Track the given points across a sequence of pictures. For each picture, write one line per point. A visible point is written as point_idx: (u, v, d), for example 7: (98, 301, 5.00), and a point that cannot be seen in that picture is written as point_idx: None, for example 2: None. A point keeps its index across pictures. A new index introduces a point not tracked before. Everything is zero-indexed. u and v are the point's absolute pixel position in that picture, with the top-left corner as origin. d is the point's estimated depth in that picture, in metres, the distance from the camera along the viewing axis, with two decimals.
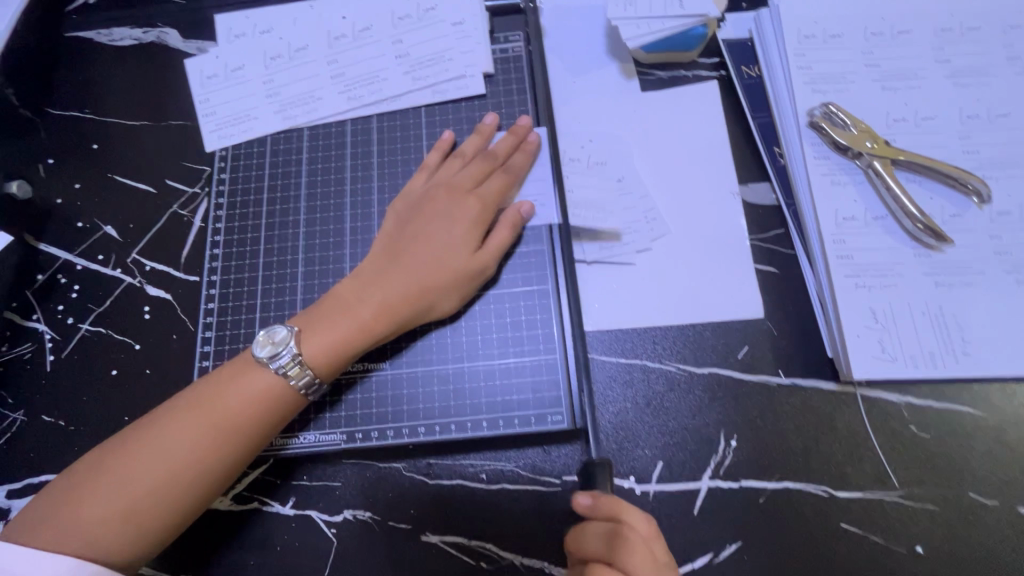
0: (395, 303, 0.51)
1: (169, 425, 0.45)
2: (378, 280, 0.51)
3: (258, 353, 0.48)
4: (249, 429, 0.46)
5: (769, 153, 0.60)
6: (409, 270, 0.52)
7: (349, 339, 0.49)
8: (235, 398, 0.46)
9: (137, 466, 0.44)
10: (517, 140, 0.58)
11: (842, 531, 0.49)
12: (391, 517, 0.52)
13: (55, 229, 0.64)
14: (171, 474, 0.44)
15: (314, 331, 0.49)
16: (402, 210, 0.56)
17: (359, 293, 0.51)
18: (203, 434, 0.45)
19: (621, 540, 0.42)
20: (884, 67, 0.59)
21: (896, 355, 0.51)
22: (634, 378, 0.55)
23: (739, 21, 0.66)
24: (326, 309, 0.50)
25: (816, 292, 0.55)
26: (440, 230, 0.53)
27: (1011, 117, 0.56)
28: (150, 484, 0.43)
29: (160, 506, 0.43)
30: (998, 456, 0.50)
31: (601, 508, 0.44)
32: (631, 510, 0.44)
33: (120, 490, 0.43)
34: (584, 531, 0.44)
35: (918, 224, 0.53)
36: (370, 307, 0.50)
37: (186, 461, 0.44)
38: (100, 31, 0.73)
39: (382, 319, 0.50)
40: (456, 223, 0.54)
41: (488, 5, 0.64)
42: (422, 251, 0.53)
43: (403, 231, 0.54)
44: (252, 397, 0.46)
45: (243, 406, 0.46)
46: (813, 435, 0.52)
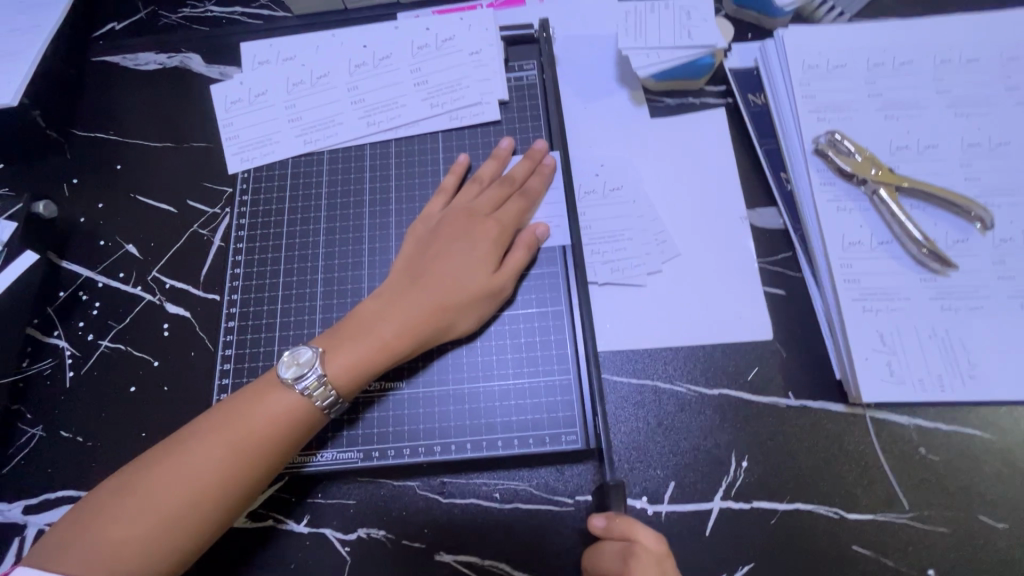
0: (417, 323, 0.52)
1: (192, 445, 0.46)
2: (401, 301, 0.52)
3: (282, 373, 0.49)
4: (270, 449, 0.47)
5: (776, 179, 0.62)
6: (430, 291, 0.53)
7: (372, 358, 0.50)
8: (259, 416, 0.47)
9: (163, 485, 0.44)
10: (534, 164, 0.60)
11: (853, 553, 0.49)
12: (405, 536, 0.52)
13: (77, 248, 0.66)
14: (196, 494, 0.45)
15: (338, 351, 0.50)
16: (420, 233, 0.58)
17: (382, 312, 0.52)
18: (226, 453, 0.46)
19: (632, 560, 0.44)
20: (886, 96, 0.61)
21: (904, 377, 0.52)
22: (646, 399, 0.55)
23: (744, 51, 0.68)
24: (350, 328, 0.51)
25: (824, 316, 0.56)
26: (460, 253, 0.55)
27: (1010, 146, 0.58)
28: (175, 504, 0.44)
29: (185, 525, 0.44)
30: (1006, 478, 0.51)
31: (615, 530, 0.46)
32: (643, 529, 0.46)
33: (143, 509, 0.44)
34: (601, 553, 0.46)
35: (922, 249, 0.55)
36: (392, 327, 0.51)
37: (209, 480, 0.45)
38: (126, 55, 0.75)
39: (404, 339, 0.51)
40: (475, 246, 0.55)
41: (503, 35, 0.66)
42: (442, 273, 0.54)
43: (423, 253, 0.56)
44: (275, 416, 0.47)
45: (267, 425, 0.47)
46: (823, 457, 0.52)
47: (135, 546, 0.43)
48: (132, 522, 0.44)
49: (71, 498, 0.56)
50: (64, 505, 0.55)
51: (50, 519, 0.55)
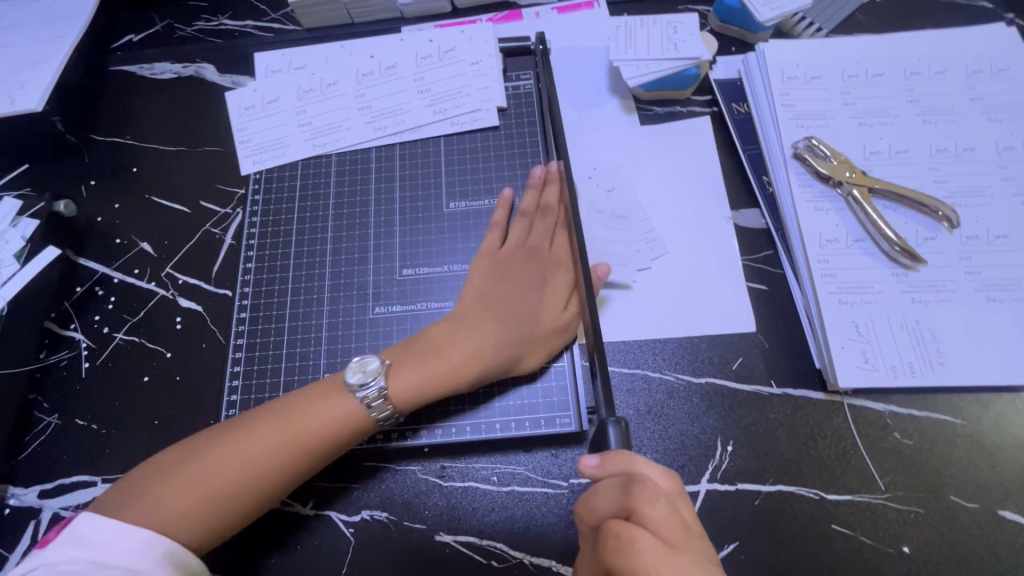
0: (483, 351, 0.54)
1: (248, 436, 0.49)
2: (475, 330, 0.55)
3: (349, 379, 0.52)
4: (327, 441, 0.50)
5: (758, 182, 0.66)
6: (500, 323, 0.56)
7: (434, 382, 0.53)
8: (317, 419, 0.50)
9: (216, 467, 0.47)
10: (543, 180, 0.63)
11: (832, 532, 0.52)
12: (407, 518, 0.55)
13: (94, 245, 0.69)
14: (253, 481, 0.48)
15: (405, 369, 0.53)
16: (487, 260, 0.60)
17: (454, 341, 0.55)
18: (278, 446, 0.48)
19: (638, 489, 0.39)
20: (860, 105, 0.66)
21: (878, 365, 0.55)
22: (636, 387, 0.58)
23: (728, 63, 0.73)
24: (417, 351, 0.54)
25: (804, 309, 0.60)
26: (528, 291, 0.58)
27: (976, 151, 0.62)
28: (226, 487, 0.47)
29: (235, 504, 0.47)
30: (976, 461, 0.54)
31: (612, 464, 0.41)
32: (646, 464, 0.41)
33: (198, 488, 0.46)
34: (597, 491, 0.41)
35: (896, 245, 0.58)
36: (460, 354, 0.54)
37: (262, 470, 0.48)
38: (143, 65, 0.79)
39: (470, 366, 0.54)
40: (540, 281, 0.58)
41: (502, 47, 0.71)
42: (510, 301, 0.57)
43: (494, 281, 0.58)
44: (331, 422, 0.50)
45: (323, 427, 0.50)
46: (804, 441, 0.55)
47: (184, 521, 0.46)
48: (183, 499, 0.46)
49: (85, 483, 0.58)
50: (78, 489, 0.58)
51: (65, 503, 0.57)
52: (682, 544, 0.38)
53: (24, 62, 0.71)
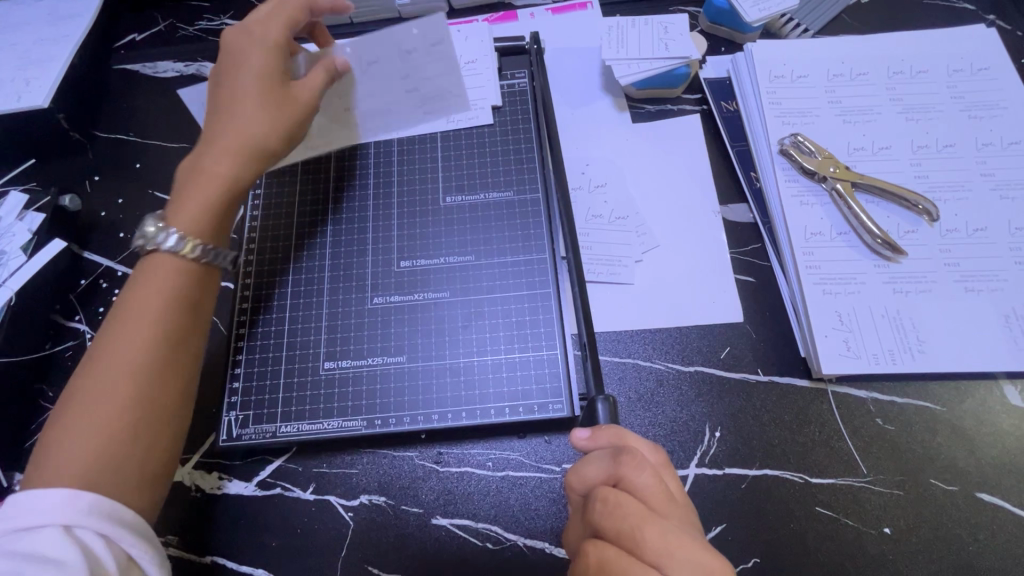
0: (243, 142, 0.51)
1: (109, 357, 0.43)
2: (225, 146, 0.51)
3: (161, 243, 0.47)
4: (149, 335, 0.44)
5: (747, 177, 0.68)
6: (247, 98, 0.52)
7: (212, 187, 0.50)
8: (133, 313, 0.45)
9: (90, 401, 0.42)
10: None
11: (817, 514, 0.54)
12: (405, 502, 0.57)
13: (99, 240, 0.71)
14: (130, 406, 0.42)
15: (188, 201, 0.49)
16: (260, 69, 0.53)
17: (212, 165, 0.50)
18: (120, 354, 0.43)
19: (626, 457, 0.40)
20: (845, 103, 0.68)
21: (860, 353, 0.57)
22: (627, 375, 0.60)
23: (718, 63, 0.75)
24: (189, 189, 0.50)
25: (790, 300, 0.62)
26: (251, 105, 0.52)
27: (956, 147, 0.64)
28: (106, 414, 0.41)
29: (132, 429, 0.42)
30: (955, 445, 0.56)
31: (603, 438, 0.44)
32: (636, 440, 0.44)
33: (83, 429, 0.41)
34: (587, 460, 0.43)
35: (877, 238, 0.60)
36: (221, 151, 0.51)
37: (152, 372, 0.43)
38: (146, 64, 0.81)
39: (232, 166, 0.51)
40: (274, 47, 0.54)
41: (497, 47, 0.73)
42: (263, 83, 0.53)
43: (234, 95, 0.52)
44: (150, 306, 0.45)
45: (141, 319, 0.44)
46: (789, 427, 0.57)
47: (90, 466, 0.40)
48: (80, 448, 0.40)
49: None
50: None
51: None
52: (668, 511, 0.38)
53: (30, 60, 0.73)
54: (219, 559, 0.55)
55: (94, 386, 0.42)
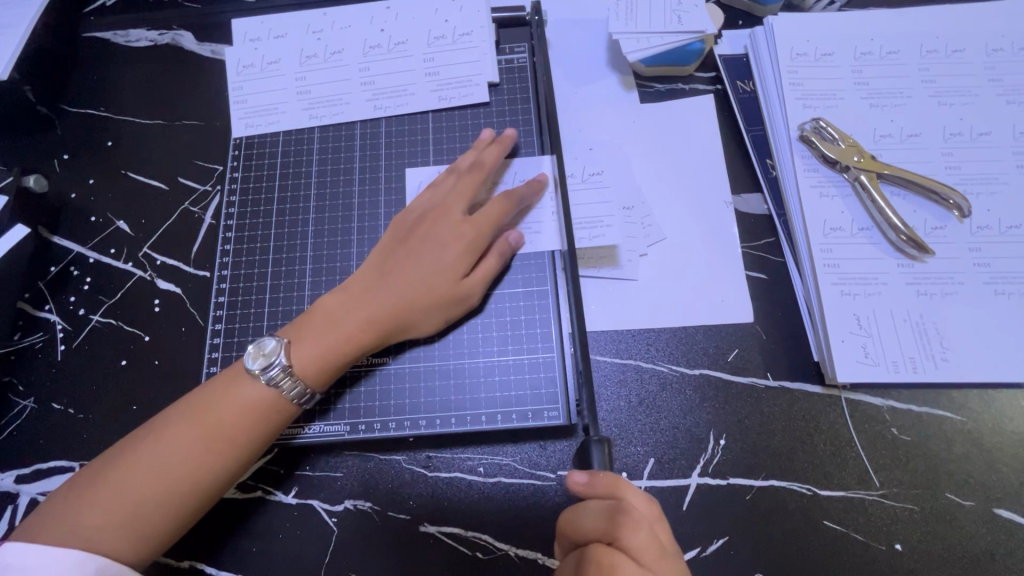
0: (382, 318, 0.52)
1: (179, 435, 0.47)
2: (365, 297, 0.53)
3: (249, 366, 0.49)
4: (231, 436, 0.47)
5: (762, 165, 0.63)
6: (401, 285, 0.53)
7: (336, 348, 0.51)
8: (225, 409, 0.48)
9: (147, 467, 0.45)
10: (506, 152, 0.59)
11: (824, 529, 0.51)
12: (391, 508, 0.54)
13: (69, 224, 0.66)
14: (178, 490, 0.46)
15: (303, 344, 0.51)
16: (399, 222, 0.58)
17: (346, 307, 0.53)
18: (193, 439, 0.46)
19: (622, 518, 0.41)
20: (872, 85, 0.62)
21: (878, 359, 0.53)
22: (628, 378, 0.57)
23: (734, 38, 0.69)
24: (314, 323, 0.52)
25: (804, 300, 0.58)
26: (433, 248, 0.55)
27: (991, 136, 0.59)
28: (152, 486, 0.45)
29: (164, 507, 0.45)
30: (974, 458, 0.52)
31: (600, 485, 0.43)
32: (632, 489, 0.43)
33: (124, 493, 0.45)
34: (583, 510, 0.43)
35: (901, 235, 0.56)
36: (358, 321, 0.52)
37: (204, 468, 0.46)
38: (117, 32, 0.75)
39: (369, 334, 0.52)
40: (448, 239, 0.55)
41: (495, 17, 0.67)
42: (410, 271, 0.54)
43: (394, 255, 0.55)
44: (241, 408, 0.48)
45: (232, 417, 0.48)
46: (799, 436, 0.54)
47: (112, 531, 0.44)
48: (113, 506, 0.44)
49: (62, 469, 0.57)
50: (56, 475, 0.56)
51: (42, 489, 0.56)
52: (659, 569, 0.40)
53: None
54: (199, 564, 0.53)
55: (146, 456, 0.46)
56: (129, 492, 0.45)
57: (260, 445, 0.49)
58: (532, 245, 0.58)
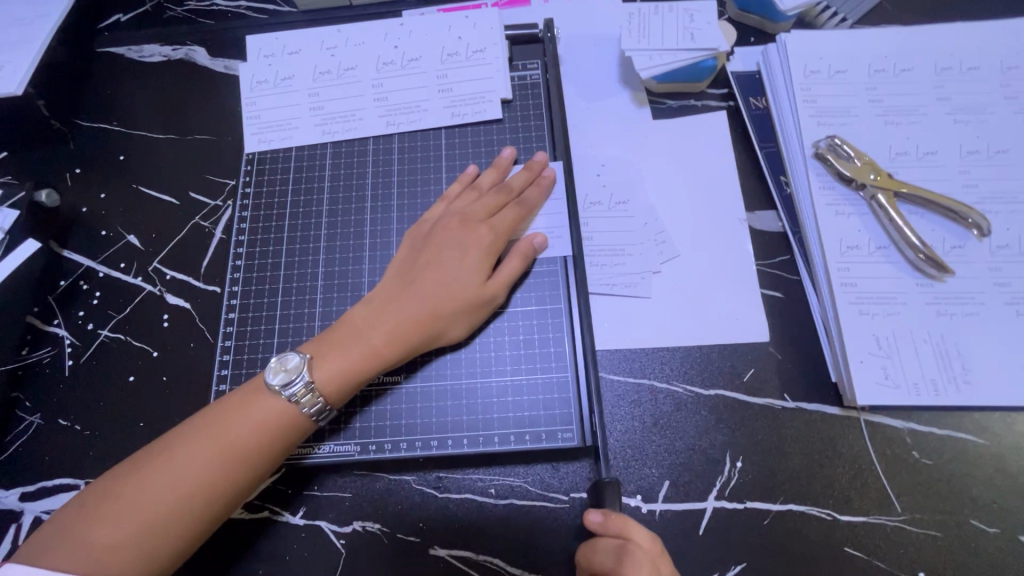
0: (405, 330, 0.52)
1: (191, 453, 0.46)
2: (389, 309, 0.52)
3: (270, 380, 0.48)
4: (245, 456, 0.47)
5: (776, 182, 0.62)
6: (424, 294, 0.53)
7: (359, 362, 0.50)
8: (242, 428, 0.47)
9: (158, 484, 0.45)
10: (533, 176, 0.59)
11: (844, 555, 0.50)
12: (401, 530, 0.53)
13: (79, 238, 0.66)
14: (191, 509, 0.45)
15: (325, 359, 0.50)
16: (418, 237, 0.58)
17: (370, 321, 0.52)
18: (207, 458, 0.46)
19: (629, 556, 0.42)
20: (887, 103, 0.62)
21: (898, 380, 0.52)
22: (642, 398, 0.56)
23: (747, 55, 0.69)
24: (338, 337, 0.52)
25: (821, 319, 0.57)
26: (453, 257, 0.55)
27: (1009, 154, 0.59)
28: (163, 505, 0.44)
29: (175, 527, 0.44)
30: (998, 484, 0.51)
31: (610, 524, 0.45)
32: (639, 530, 0.45)
33: (135, 511, 0.44)
34: (593, 549, 0.44)
35: (921, 254, 0.55)
36: (381, 335, 0.51)
37: (216, 487, 0.46)
38: (131, 47, 0.75)
39: (394, 347, 0.51)
40: (472, 250, 0.55)
41: (508, 34, 0.67)
42: (433, 282, 0.53)
43: (415, 267, 0.55)
44: (258, 427, 0.47)
45: (249, 436, 0.47)
46: (818, 458, 0.53)
47: (122, 551, 0.43)
48: (123, 524, 0.43)
49: (67, 487, 0.56)
50: (61, 493, 0.55)
51: (47, 507, 0.55)
52: None
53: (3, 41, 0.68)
54: None
55: (161, 473, 0.45)
56: (144, 511, 0.44)
57: (273, 464, 0.48)
58: (548, 252, 0.58)
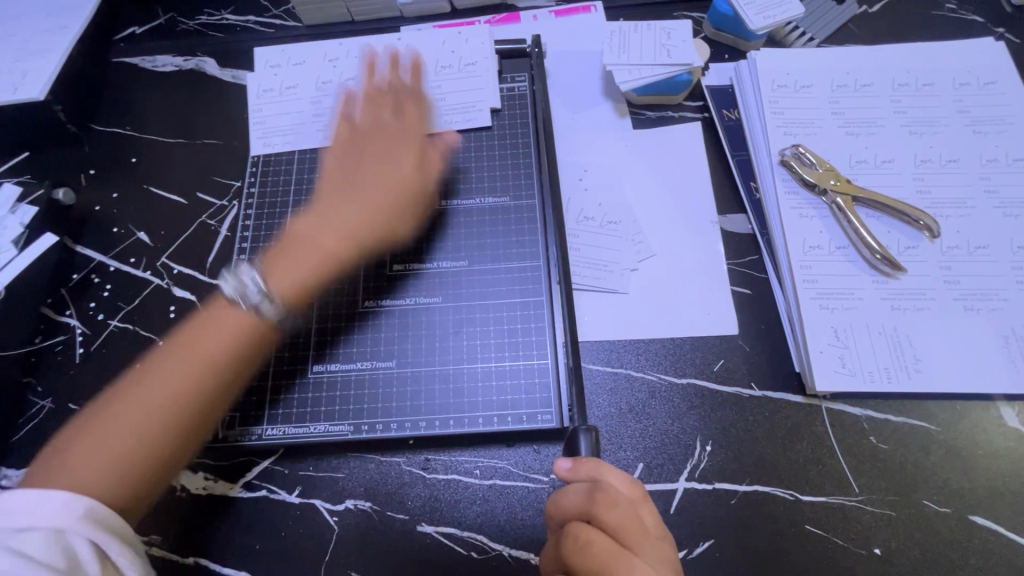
0: None
1: (154, 365, 0.50)
2: None
3: (225, 287, 0.54)
4: (211, 358, 0.51)
5: (746, 187, 0.67)
6: None
7: None
8: (210, 333, 0.52)
9: (142, 391, 0.48)
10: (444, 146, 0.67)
11: (804, 533, 0.53)
12: (390, 508, 0.56)
13: (92, 234, 0.70)
14: (178, 411, 0.49)
15: None
16: (358, 145, 0.64)
17: None
18: (169, 365, 0.50)
19: (600, 496, 0.43)
20: (848, 115, 0.67)
21: (855, 370, 0.56)
22: (619, 386, 0.59)
23: (721, 70, 0.74)
24: None
25: (785, 313, 0.61)
26: (390, 175, 0.63)
27: (960, 163, 0.63)
28: (150, 407, 0.48)
29: (164, 426, 0.48)
30: (949, 467, 0.55)
31: (582, 470, 0.45)
32: (613, 473, 0.44)
33: (124, 416, 0.48)
34: (566, 493, 0.45)
35: (876, 253, 0.59)
36: None
37: (195, 386, 0.50)
38: (145, 58, 0.80)
39: None
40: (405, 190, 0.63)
41: (498, 49, 0.72)
42: None
43: None
44: (227, 338, 0.52)
45: (215, 346, 0.52)
46: (782, 443, 0.56)
47: (114, 455, 0.46)
48: (115, 429, 0.47)
49: None
50: None
51: None
52: (639, 547, 0.42)
53: (26, 50, 0.72)
54: (203, 561, 0.55)
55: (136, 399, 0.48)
56: (125, 430, 0.47)
57: (232, 367, 0.52)
58: (530, 248, 0.63)
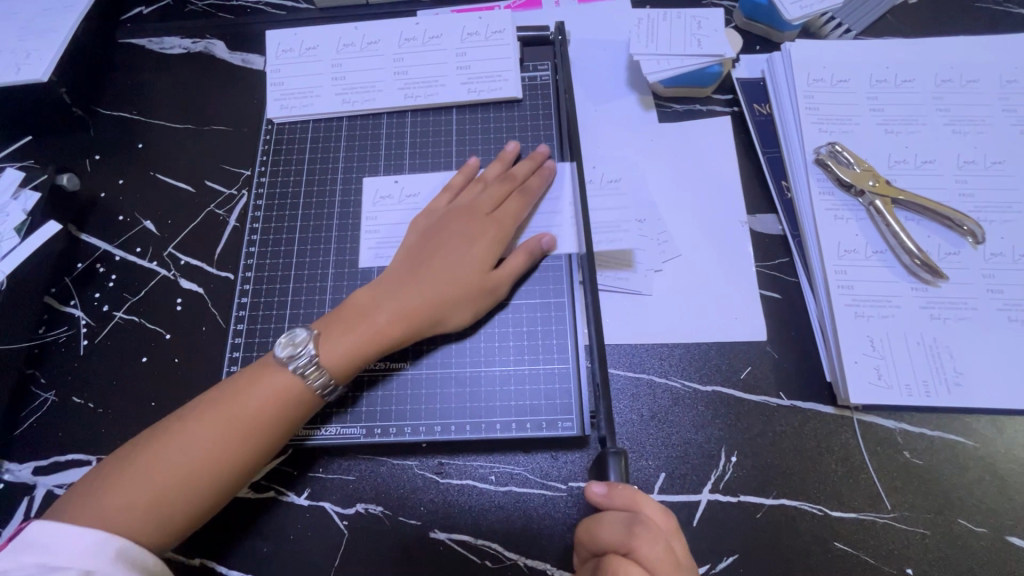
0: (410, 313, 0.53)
1: (197, 426, 0.47)
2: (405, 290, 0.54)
3: (277, 352, 0.51)
4: (260, 420, 0.48)
5: (777, 187, 0.64)
6: (431, 280, 0.55)
7: (363, 344, 0.52)
8: (251, 395, 0.49)
9: (174, 449, 0.46)
10: (536, 165, 0.62)
11: (833, 550, 0.51)
12: (402, 513, 0.54)
13: (97, 222, 0.68)
14: (219, 468, 0.46)
15: (332, 337, 0.52)
16: (424, 227, 0.59)
17: (374, 301, 0.54)
18: (219, 429, 0.47)
19: (640, 528, 0.41)
20: (888, 112, 0.63)
21: (891, 382, 0.54)
22: (641, 392, 0.57)
23: (752, 62, 0.71)
24: (348, 316, 0.53)
25: (817, 320, 0.58)
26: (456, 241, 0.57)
27: (1006, 165, 0.60)
28: (188, 465, 0.46)
29: (184, 486, 0.45)
30: (986, 485, 0.52)
31: (617, 498, 0.43)
32: (648, 502, 0.44)
33: (148, 479, 0.45)
34: (600, 520, 0.43)
35: (916, 260, 0.56)
36: (387, 316, 0.53)
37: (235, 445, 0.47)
38: (152, 39, 0.78)
39: (396, 327, 0.53)
40: (476, 239, 0.57)
41: (520, 36, 0.69)
42: (441, 268, 0.55)
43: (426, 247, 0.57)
44: (267, 397, 0.49)
45: (258, 407, 0.48)
46: (811, 456, 0.54)
47: (132, 511, 0.44)
48: (144, 485, 0.44)
49: (78, 462, 0.57)
50: (72, 468, 0.57)
51: (58, 482, 0.57)
52: None
53: (30, 29, 0.70)
54: (210, 562, 0.53)
55: (188, 443, 0.46)
56: (148, 488, 0.44)
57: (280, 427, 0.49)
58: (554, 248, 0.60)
